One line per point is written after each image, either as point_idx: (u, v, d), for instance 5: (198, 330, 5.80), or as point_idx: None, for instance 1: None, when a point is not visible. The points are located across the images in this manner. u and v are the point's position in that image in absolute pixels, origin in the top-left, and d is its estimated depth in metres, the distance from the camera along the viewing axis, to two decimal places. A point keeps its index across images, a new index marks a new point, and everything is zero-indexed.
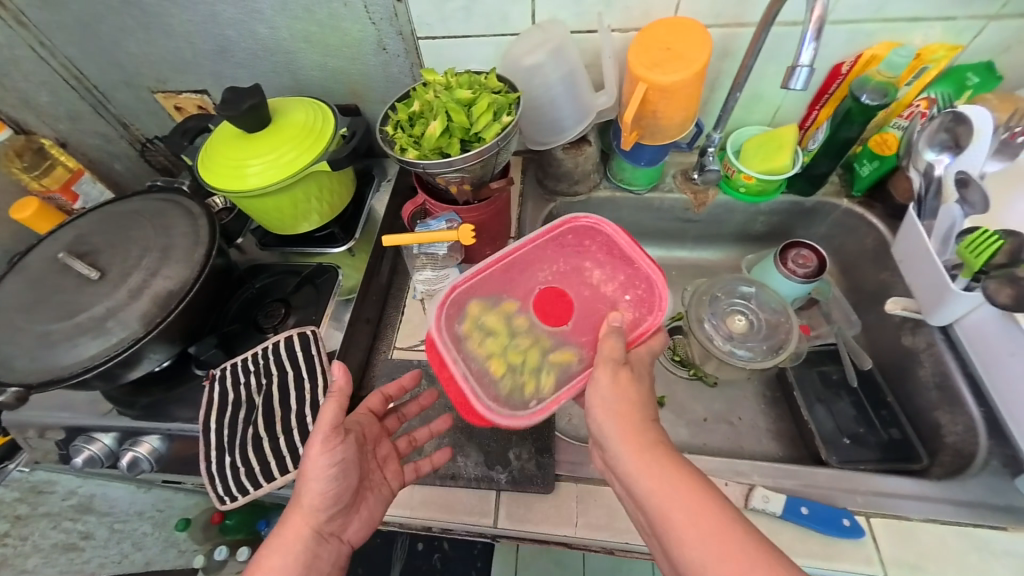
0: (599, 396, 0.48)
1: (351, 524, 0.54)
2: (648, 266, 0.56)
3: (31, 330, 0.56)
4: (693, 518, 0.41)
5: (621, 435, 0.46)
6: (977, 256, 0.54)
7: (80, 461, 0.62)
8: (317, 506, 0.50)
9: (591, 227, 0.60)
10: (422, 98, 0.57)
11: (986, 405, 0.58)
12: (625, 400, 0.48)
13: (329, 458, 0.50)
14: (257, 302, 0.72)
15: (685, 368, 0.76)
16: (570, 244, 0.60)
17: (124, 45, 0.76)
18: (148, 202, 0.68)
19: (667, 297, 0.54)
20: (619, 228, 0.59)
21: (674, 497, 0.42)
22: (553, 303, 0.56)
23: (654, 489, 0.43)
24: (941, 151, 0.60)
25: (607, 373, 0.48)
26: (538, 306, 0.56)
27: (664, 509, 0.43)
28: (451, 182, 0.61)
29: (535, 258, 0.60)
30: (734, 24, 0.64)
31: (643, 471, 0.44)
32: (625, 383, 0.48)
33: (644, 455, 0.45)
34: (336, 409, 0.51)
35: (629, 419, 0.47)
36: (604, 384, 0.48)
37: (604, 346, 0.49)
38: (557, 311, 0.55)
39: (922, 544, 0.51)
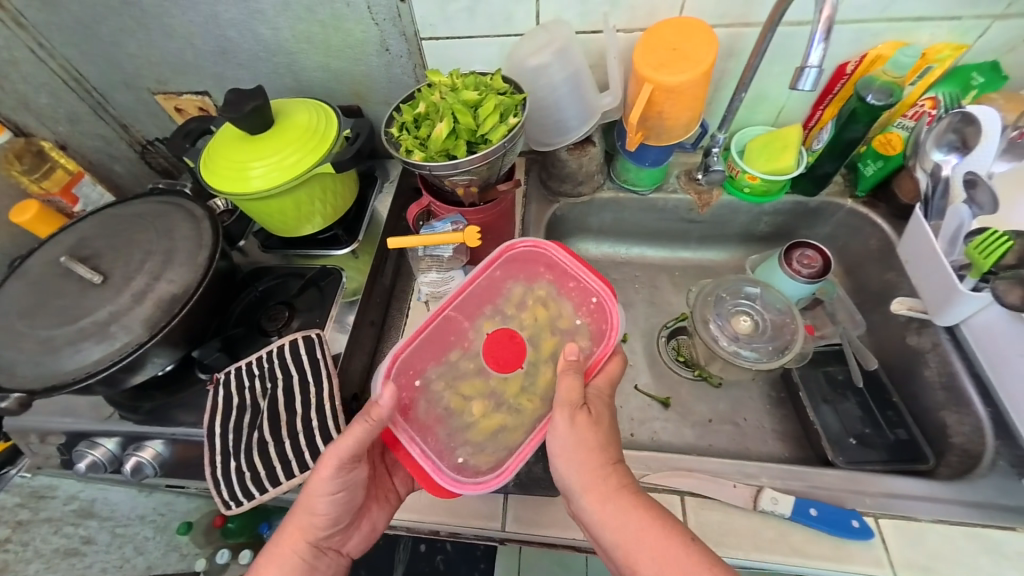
0: (560, 443, 0.48)
1: (351, 539, 0.54)
2: (606, 298, 0.56)
3: (34, 335, 0.56)
4: (653, 551, 0.43)
5: (585, 486, 0.47)
6: (987, 256, 0.54)
7: (84, 466, 0.61)
8: (317, 525, 0.50)
9: (531, 251, 0.60)
10: (426, 100, 0.57)
11: (993, 405, 0.58)
12: (582, 449, 0.48)
13: (337, 483, 0.49)
14: (260, 306, 0.71)
15: (690, 369, 0.77)
16: (518, 266, 0.60)
17: (124, 47, 0.76)
18: (150, 205, 0.67)
19: (618, 317, 0.55)
20: (565, 249, 0.59)
21: (634, 539, 0.44)
22: (503, 345, 0.55)
23: (617, 532, 0.45)
24: (949, 151, 0.61)
25: (563, 421, 0.48)
26: (489, 347, 0.55)
27: (630, 555, 0.44)
28: (458, 185, 0.61)
29: (493, 292, 0.58)
30: (740, 24, 0.64)
31: (605, 510, 0.46)
32: (584, 426, 0.48)
33: (607, 501, 0.46)
34: (360, 436, 0.48)
35: (592, 463, 0.47)
36: (562, 430, 0.48)
37: (564, 386, 0.50)
38: (509, 353, 0.54)
39: (931, 545, 0.51)
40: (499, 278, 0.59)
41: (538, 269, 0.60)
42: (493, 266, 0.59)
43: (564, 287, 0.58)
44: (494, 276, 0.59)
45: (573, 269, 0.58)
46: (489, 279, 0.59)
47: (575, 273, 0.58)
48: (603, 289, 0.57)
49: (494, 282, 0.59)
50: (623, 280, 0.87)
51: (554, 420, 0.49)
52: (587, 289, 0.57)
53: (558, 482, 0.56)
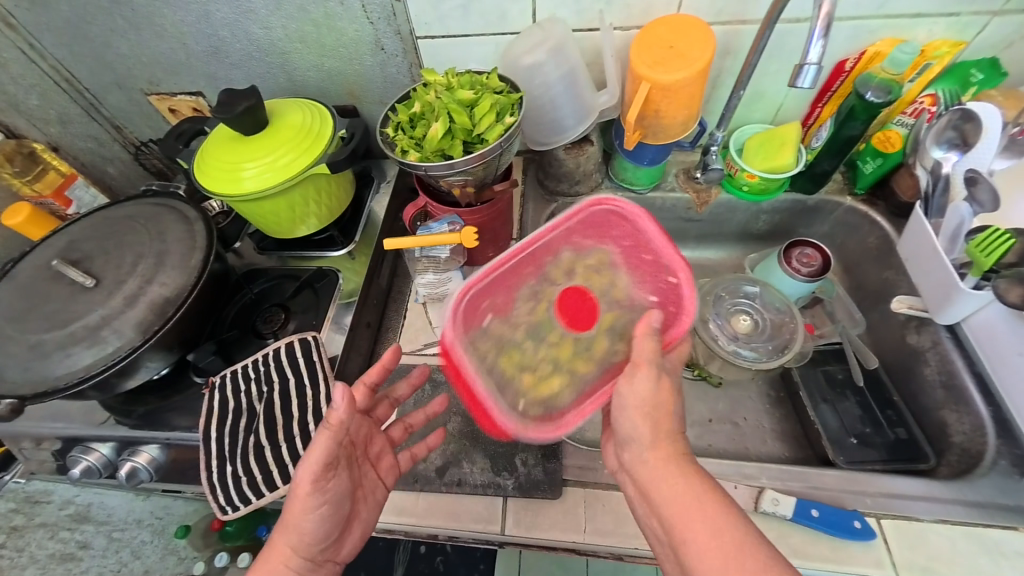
0: (634, 395, 0.46)
1: (345, 546, 0.52)
2: (685, 278, 0.53)
3: (25, 339, 0.55)
4: (704, 518, 0.42)
5: (650, 439, 0.46)
6: (988, 254, 0.53)
7: (77, 472, 0.60)
8: (307, 542, 0.48)
9: (609, 215, 0.57)
10: (422, 99, 0.56)
11: (993, 404, 0.58)
12: (655, 407, 0.46)
13: (319, 496, 0.47)
14: (255, 308, 0.71)
15: (690, 369, 0.75)
16: (593, 227, 0.58)
17: (116, 47, 0.75)
18: (143, 207, 0.67)
19: (694, 304, 0.52)
20: (656, 221, 0.55)
21: (689, 503, 0.43)
22: (578, 308, 0.56)
23: (672, 493, 0.44)
24: (948, 150, 0.61)
25: (647, 374, 0.46)
26: (560, 302, 0.57)
27: (680, 518, 0.42)
28: (453, 185, 0.60)
29: (541, 255, 0.57)
30: (737, 21, 0.64)
31: (664, 469, 0.45)
32: (664, 388, 0.47)
33: (670, 462, 0.45)
34: (330, 443, 0.47)
35: (661, 421, 0.47)
36: (638, 385, 0.46)
37: (638, 346, 0.48)
38: (582, 311, 0.56)
39: (931, 546, 0.51)
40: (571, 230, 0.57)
41: (617, 233, 0.57)
42: (559, 229, 0.57)
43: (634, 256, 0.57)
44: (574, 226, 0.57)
45: (656, 245, 0.55)
46: (556, 238, 0.57)
47: (653, 246, 0.55)
48: (681, 265, 0.53)
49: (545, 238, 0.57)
50: None
51: (635, 375, 0.47)
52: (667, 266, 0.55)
53: (557, 484, 0.56)
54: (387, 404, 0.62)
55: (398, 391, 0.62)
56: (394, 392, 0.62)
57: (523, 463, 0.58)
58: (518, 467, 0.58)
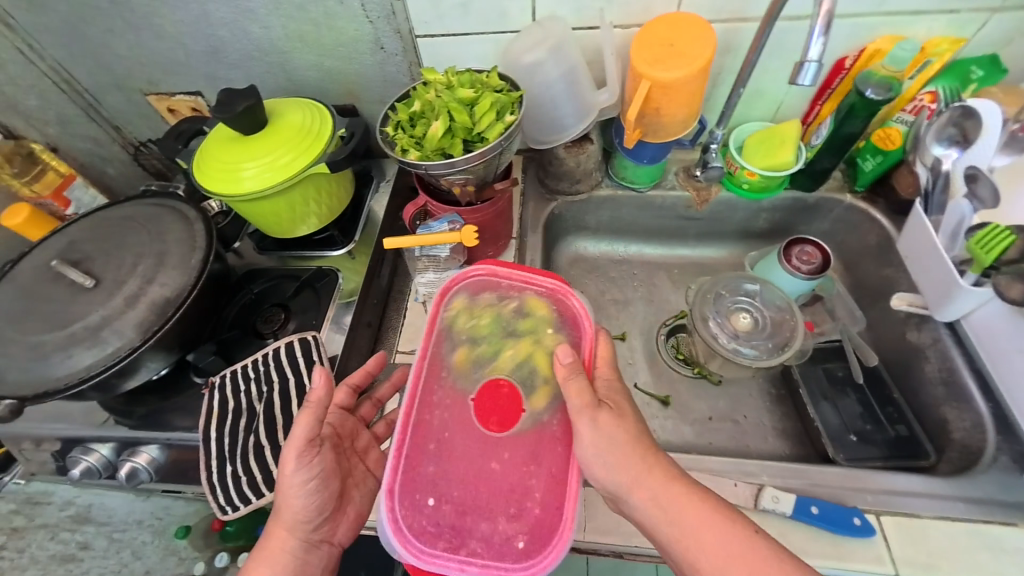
0: (589, 447, 0.46)
1: (339, 527, 0.52)
2: (576, 300, 0.55)
3: (24, 341, 0.55)
4: (713, 540, 0.43)
5: (629, 480, 0.46)
6: (988, 251, 0.53)
7: (78, 472, 0.61)
8: (301, 520, 0.48)
9: (487, 275, 0.58)
10: (421, 98, 0.56)
11: (994, 400, 0.58)
12: (621, 451, 0.46)
13: (305, 473, 0.48)
14: (254, 308, 0.71)
15: (690, 365, 0.77)
16: (469, 300, 0.56)
17: (114, 47, 0.75)
18: (141, 207, 0.66)
19: (579, 306, 0.55)
20: (505, 261, 0.58)
21: (695, 528, 0.44)
22: (496, 399, 0.51)
23: (675, 524, 0.45)
24: (948, 146, 0.61)
25: (585, 424, 0.47)
26: (477, 402, 0.51)
27: (688, 543, 0.44)
28: (453, 185, 0.60)
29: (441, 338, 0.54)
30: (737, 19, 0.64)
31: (660, 506, 0.45)
32: (608, 425, 0.47)
33: (662, 494, 0.45)
34: (309, 421, 0.49)
35: (631, 456, 0.46)
36: (587, 436, 0.46)
37: (570, 392, 0.48)
38: (503, 406, 0.51)
39: (932, 543, 0.51)
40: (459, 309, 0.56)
41: (493, 293, 0.57)
42: (447, 301, 0.56)
43: (516, 299, 0.56)
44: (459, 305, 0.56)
45: (517, 275, 0.57)
46: (444, 331, 0.55)
47: (524, 278, 0.57)
48: (555, 281, 0.56)
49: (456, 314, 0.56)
50: (621, 278, 0.86)
51: (577, 429, 0.47)
52: (537, 288, 0.57)
53: None
54: (371, 405, 0.62)
55: (379, 390, 0.63)
56: (377, 392, 0.62)
57: None
58: None
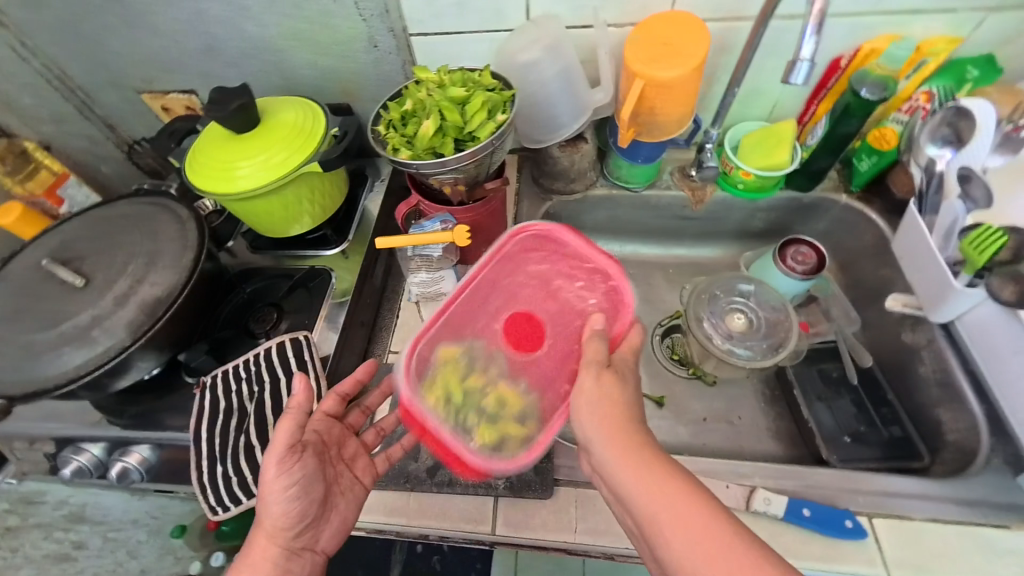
0: (586, 400, 0.48)
1: (323, 536, 0.52)
2: (620, 278, 0.58)
3: (15, 340, 0.55)
4: (679, 518, 0.41)
5: (605, 437, 0.46)
6: (981, 252, 0.53)
7: (69, 472, 0.60)
8: (281, 527, 0.48)
9: (545, 235, 0.61)
10: (414, 96, 0.56)
11: (987, 403, 0.57)
12: (609, 404, 0.47)
13: (285, 480, 0.48)
14: (247, 308, 0.70)
15: (685, 367, 0.76)
16: (520, 256, 0.60)
17: (107, 45, 0.75)
18: (134, 206, 0.66)
19: (630, 294, 0.57)
20: (576, 233, 0.59)
21: (661, 499, 0.42)
22: (520, 328, 0.57)
23: (639, 484, 0.43)
24: (943, 146, 0.60)
25: (590, 378, 0.49)
26: (505, 326, 0.57)
27: (652, 513, 0.42)
28: (444, 184, 0.60)
29: (486, 288, 0.59)
30: (732, 18, 0.63)
31: (632, 473, 0.43)
32: (609, 382, 0.49)
33: (629, 454, 0.44)
34: (291, 426, 0.50)
35: (612, 414, 0.47)
36: (588, 390, 0.48)
37: (588, 349, 0.51)
38: (527, 333, 0.57)
39: (926, 544, 0.51)
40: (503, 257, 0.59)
41: (541, 257, 0.61)
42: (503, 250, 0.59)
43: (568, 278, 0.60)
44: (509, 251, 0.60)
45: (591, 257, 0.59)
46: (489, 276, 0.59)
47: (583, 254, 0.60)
48: (616, 270, 0.58)
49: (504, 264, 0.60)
50: None
51: (581, 381, 0.49)
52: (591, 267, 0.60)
53: (548, 484, 0.56)
54: (359, 413, 0.61)
55: (369, 399, 0.62)
56: (366, 401, 0.61)
57: None
58: None
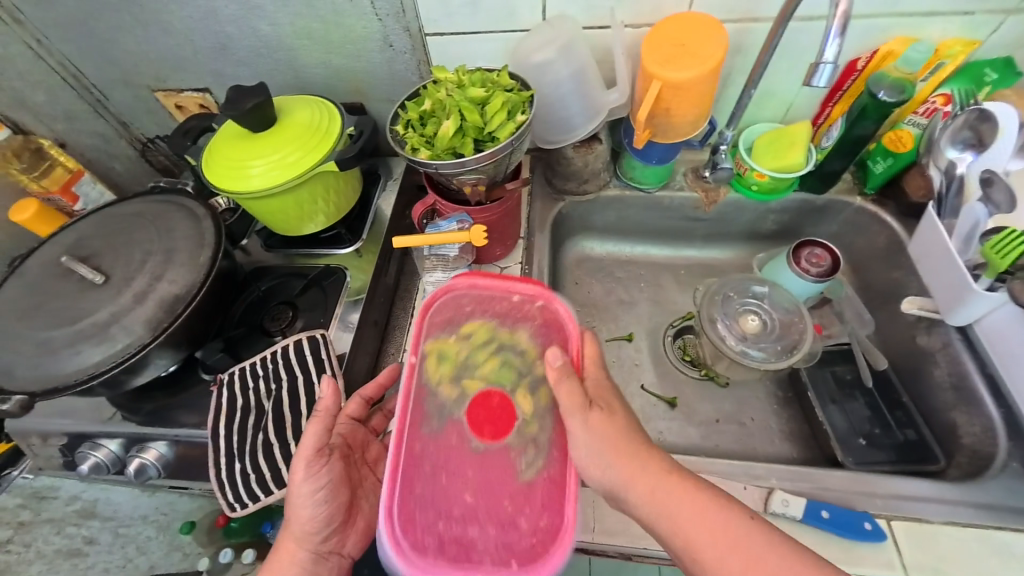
0: (582, 447, 0.46)
1: (348, 539, 0.53)
2: (549, 298, 0.54)
3: (34, 337, 0.55)
4: (700, 523, 0.42)
5: (618, 471, 0.45)
6: (1004, 256, 0.53)
7: (87, 468, 0.61)
8: (310, 530, 0.49)
9: (465, 282, 0.56)
10: (433, 97, 0.56)
11: (1004, 406, 0.58)
12: (611, 447, 0.45)
13: (313, 484, 0.49)
14: (262, 306, 0.71)
15: (696, 368, 0.76)
16: (452, 308, 0.55)
17: (122, 43, 0.75)
18: (150, 204, 0.67)
19: (565, 308, 0.54)
20: (484, 272, 0.56)
21: (679, 509, 0.43)
22: (483, 412, 0.49)
23: (666, 508, 0.43)
24: (964, 149, 0.61)
25: (578, 425, 0.46)
26: (470, 412, 0.49)
27: (673, 523, 0.43)
28: (465, 184, 0.60)
29: (416, 365, 0.51)
30: (748, 19, 0.63)
31: (645, 487, 0.44)
32: (601, 425, 0.46)
33: (650, 478, 0.45)
34: (319, 429, 0.50)
35: (620, 453, 0.45)
36: (580, 436, 0.46)
37: (563, 393, 0.47)
38: (497, 416, 0.49)
39: (943, 548, 0.51)
40: (444, 318, 0.54)
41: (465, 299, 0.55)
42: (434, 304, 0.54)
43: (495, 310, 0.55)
44: (434, 319, 0.54)
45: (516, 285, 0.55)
46: (432, 335, 0.53)
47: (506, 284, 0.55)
48: (541, 288, 0.55)
49: (434, 324, 0.54)
50: (628, 279, 0.86)
51: (570, 428, 0.46)
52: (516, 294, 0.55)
53: None
54: (382, 416, 0.62)
55: (390, 401, 0.63)
56: (388, 403, 0.62)
57: None
58: None
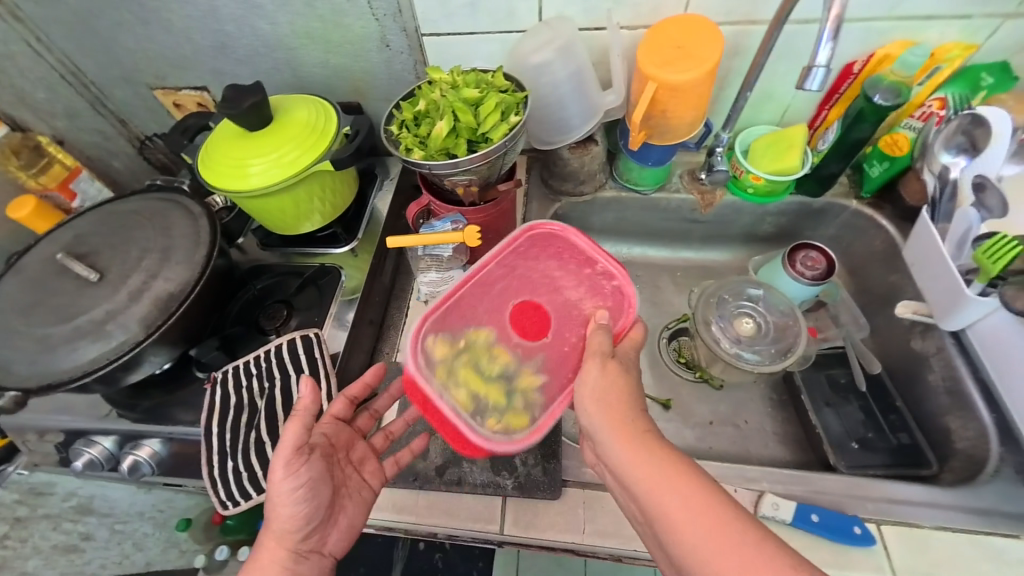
0: (589, 387, 0.47)
1: (330, 538, 0.52)
2: (623, 280, 0.56)
3: (29, 333, 0.55)
4: (681, 499, 0.41)
5: (607, 425, 0.46)
6: (995, 260, 0.53)
7: (81, 464, 0.61)
8: (289, 529, 0.49)
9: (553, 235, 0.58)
10: (427, 97, 0.56)
11: (998, 411, 0.57)
12: (609, 391, 0.47)
13: (292, 483, 0.48)
14: (258, 304, 0.71)
15: (692, 370, 0.76)
16: (534, 251, 0.58)
17: (121, 41, 0.75)
18: (147, 201, 0.67)
19: (634, 294, 0.54)
20: (584, 235, 0.57)
21: (661, 484, 0.42)
22: (526, 316, 0.55)
23: (641, 469, 0.43)
24: (957, 154, 0.60)
25: (595, 365, 0.48)
26: (511, 312, 0.55)
27: (653, 493, 0.42)
28: (456, 185, 0.60)
29: (491, 280, 0.56)
30: (745, 21, 0.63)
31: (631, 450, 0.44)
32: (614, 373, 0.48)
33: (639, 448, 0.44)
34: (299, 428, 0.50)
35: (617, 409, 0.47)
36: (592, 373, 0.48)
37: (590, 339, 0.50)
38: (531, 323, 0.55)
39: (934, 552, 0.51)
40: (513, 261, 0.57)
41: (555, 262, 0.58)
42: (502, 252, 0.56)
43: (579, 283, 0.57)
44: (518, 249, 0.57)
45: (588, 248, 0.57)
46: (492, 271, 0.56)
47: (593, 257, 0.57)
48: (622, 273, 0.56)
49: (512, 262, 0.57)
50: None
51: (584, 369, 0.48)
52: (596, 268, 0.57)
53: (557, 486, 0.56)
54: (369, 416, 0.61)
55: (378, 401, 0.62)
56: (375, 404, 0.62)
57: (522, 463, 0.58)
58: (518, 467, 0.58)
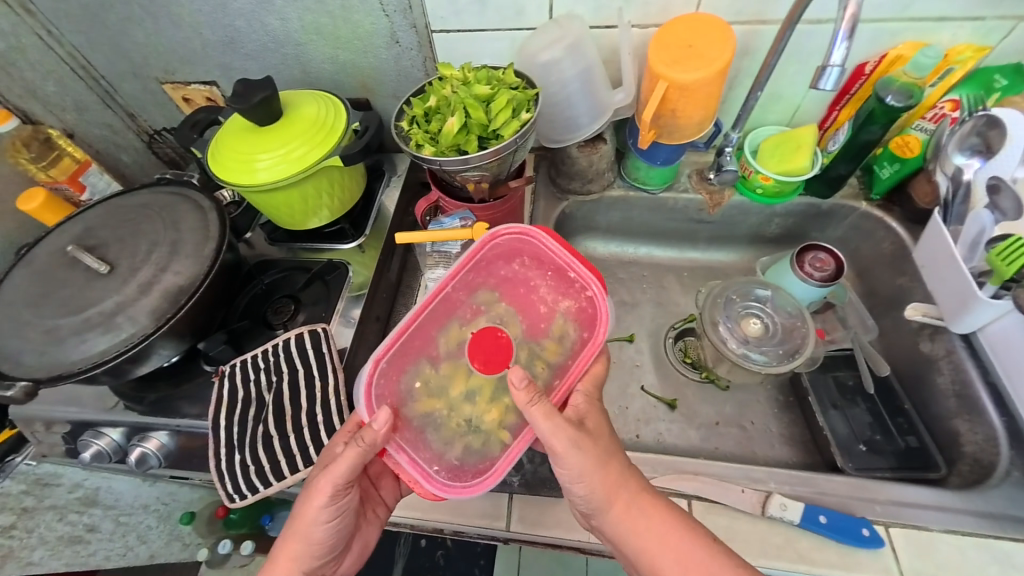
0: (570, 470, 0.47)
1: (343, 560, 0.54)
2: (598, 290, 0.54)
3: (40, 325, 0.56)
4: (676, 558, 0.46)
5: (603, 504, 0.48)
6: (1009, 263, 0.53)
7: (88, 456, 0.62)
8: (314, 554, 0.50)
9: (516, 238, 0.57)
10: (438, 93, 0.56)
11: (1006, 415, 0.57)
12: (598, 468, 0.47)
13: (329, 510, 0.49)
14: (265, 299, 0.71)
15: (697, 370, 0.76)
16: (500, 263, 0.57)
17: (130, 35, 0.75)
18: (156, 195, 0.67)
19: (606, 311, 0.53)
20: (553, 236, 0.55)
21: (660, 550, 0.46)
22: (489, 346, 0.53)
23: (640, 539, 0.47)
24: (971, 155, 0.61)
25: (569, 447, 0.46)
26: (473, 339, 0.53)
27: (653, 561, 0.47)
28: (468, 181, 0.60)
29: (455, 303, 0.55)
30: (756, 21, 0.63)
31: (627, 522, 0.47)
32: (590, 450, 0.47)
33: (630, 513, 0.48)
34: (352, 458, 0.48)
35: (608, 482, 0.47)
36: (571, 459, 0.46)
37: (538, 418, 0.46)
38: (495, 351, 0.53)
39: (942, 556, 0.51)
40: (473, 279, 0.56)
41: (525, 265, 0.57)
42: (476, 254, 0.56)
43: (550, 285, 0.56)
44: (478, 262, 0.57)
45: (563, 258, 0.55)
46: (463, 280, 0.56)
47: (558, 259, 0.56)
48: (598, 284, 0.54)
49: (472, 280, 0.56)
50: (630, 280, 0.86)
51: (558, 450, 0.46)
52: (570, 275, 0.55)
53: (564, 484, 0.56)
54: None
55: None
56: None
57: (529, 461, 0.58)
58: (525, 465, 0.58)
